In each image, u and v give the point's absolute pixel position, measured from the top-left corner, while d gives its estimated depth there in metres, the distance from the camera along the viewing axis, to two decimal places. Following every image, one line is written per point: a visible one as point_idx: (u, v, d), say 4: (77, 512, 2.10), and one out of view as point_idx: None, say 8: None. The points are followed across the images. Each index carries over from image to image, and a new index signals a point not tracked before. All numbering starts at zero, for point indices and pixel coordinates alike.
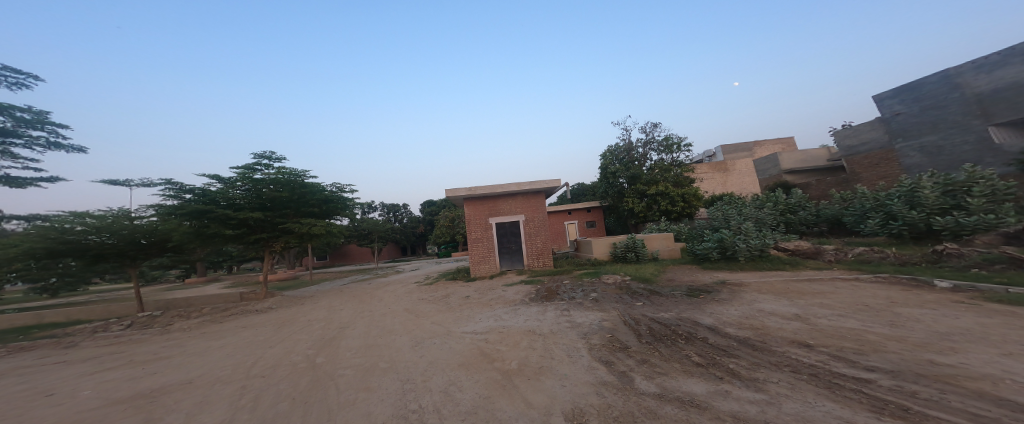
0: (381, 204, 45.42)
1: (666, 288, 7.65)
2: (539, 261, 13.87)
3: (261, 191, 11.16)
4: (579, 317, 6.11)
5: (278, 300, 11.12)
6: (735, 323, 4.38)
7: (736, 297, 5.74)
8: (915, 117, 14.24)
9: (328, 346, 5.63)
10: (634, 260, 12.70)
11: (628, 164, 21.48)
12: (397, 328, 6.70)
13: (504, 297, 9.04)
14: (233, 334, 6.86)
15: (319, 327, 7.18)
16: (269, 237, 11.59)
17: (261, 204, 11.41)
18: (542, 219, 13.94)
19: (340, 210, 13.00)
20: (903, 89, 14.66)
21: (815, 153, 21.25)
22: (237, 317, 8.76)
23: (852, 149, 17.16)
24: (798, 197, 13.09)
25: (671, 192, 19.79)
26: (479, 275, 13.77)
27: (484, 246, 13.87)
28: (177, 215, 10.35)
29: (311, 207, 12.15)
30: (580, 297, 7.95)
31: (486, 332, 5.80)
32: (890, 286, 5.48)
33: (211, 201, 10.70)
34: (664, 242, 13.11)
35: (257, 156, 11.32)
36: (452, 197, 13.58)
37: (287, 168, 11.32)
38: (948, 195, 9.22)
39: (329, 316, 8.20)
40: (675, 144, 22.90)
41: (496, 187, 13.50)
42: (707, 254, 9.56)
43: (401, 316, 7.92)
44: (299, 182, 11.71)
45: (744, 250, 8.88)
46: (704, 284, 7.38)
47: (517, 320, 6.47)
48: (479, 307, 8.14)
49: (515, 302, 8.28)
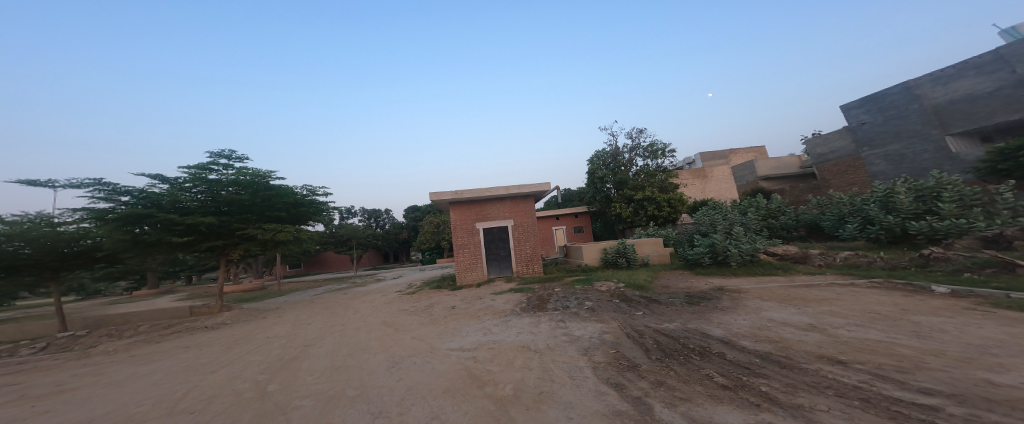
0: (360, 209, 43.70)
1: (663, 295, 7.34)
2: (527, 267, 13.37)
3: (218, 194, 10.03)
4: (577, 330, 5.63)
5: (234, 315, 9.91)
6: (750, 335, 4.02)
7: (740, 305, 5.45)
8: (879, 126, 15.04)
9: (285, 370, 4.81)
10: (625, 265, 12.45)
11: (614, 169, 21.58)
12: (372, 345, 5.94)
13: (492, 307, 8.44)
14: (171, 358, 5.87)
15: (278, 345, 6.28)
16: (226, 245, 10.44)
17: (217, 208, 10.26)
18: (531, 224, 13.48)
19: (311, 216, 11.96)
20: (869, 100, 15.47)
21: (788, 161, 22.16)
22: (181, 336, 7.71)
23: (823, 156, 17.86)
24: (778, 202, 13.37)
25: (657, 197, 19.97)
26: (465, 283, 13.08)
27: (470, 252, 13.21)
28: (112, 220, 9.06)
29: (276, 211, 11.08)
30: (574, 307, 7.48)
31: (474, 349, 5.18)
32: (891, 291, 5.36)
33: (154, 204, 9.45)
34: (653, 247, 12.99)
35: (213, 155, 10.22)
36: (436, 201, 12.84)
37: (248, 168, 10.27)
38: (920, 200, 9.52)
39: (292, 333, 7.25)
40: (659, 150, 23.29)
41: (484, 191, 12.90)
42: (699, 259, 9.44)
43: (378, 330, 7.11)
44: (263, 184, 10.67)
45: (736, 255, 8.77)
46: (701, 291, 7.12)
47: (509, 334, 5.89)
48: (465, 319, 7.48)
49: (505, 312, 7.70)
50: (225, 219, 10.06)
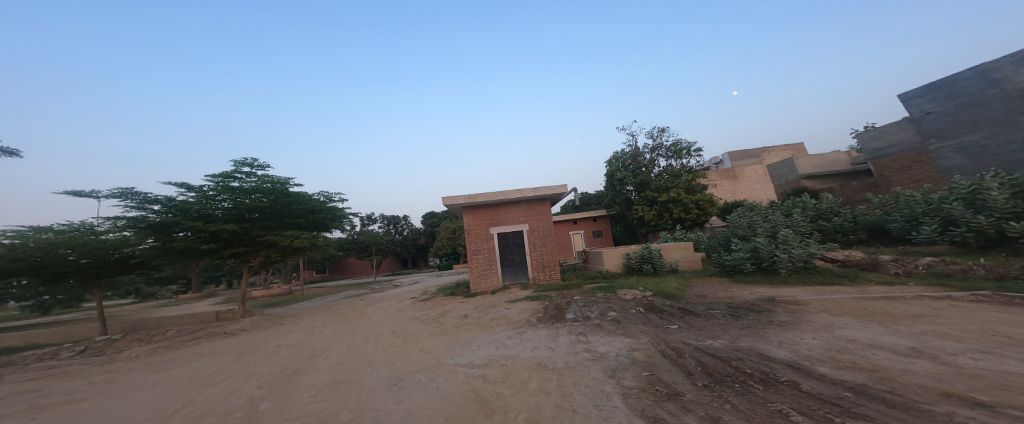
0: (380, 216, 44.78)
1: (698, 305, 6.46)
2: (545, 273, 12.68)
3: (240, 201, 10.19)
4: (601, 346, 4.92)
5: (253, 321, 9.95)
6: (825, 359, 3.19)
7: (799, 319, 4.54)
8: (949, 115, 13.15)
9: (283, 385, 4.45)
10: (651, 272, 11.47)
11: (636, 170, 20.51)
12: (377, 358, 5.51)
13: (507, 317, 7.85)
14: (181, 367, 5.73)
15: (284, 355, 5.99)
16: (248, 252, 10.61)
17: (240, 215, 10.48)
18: (548, 228, 12.82)
19: (328, 222, 12.02)
20: (933, 87, 13.64)
21: (833, 157, 20.15)
22: (199, 342, 7.69)
23: (878, 151, 15.85)
24: (830, 202, 11.90)
25: (684, 199, 18.65)
26: (480, 290, 12.57)
27: (485, 257, 12.72)
28: (143, 228, 9.37)
29: (296, 218, 11.19)
30: (597, 318, 6.74)
31: (485, 366, 4.60)
32: (1003, 307, 4.26)
33: (181, 212, 9.72)
34: (682, 252, 11.93)
35: (236, 163, 10.49)
36: (450, 205, 12.52)
37: (269, 175, 10.45)
38: (1019, 197, 7.98)
39: (301, 342, 7.00)
40: (685, 149, 21.94)
41: (498, 194, 12.42)
42: (740, 265, 8.41)
43: (387, 341, 6.71)
44: (282, 191, 10.81)
45: (785, 262, 7.63)
46: (745, 301, 6.19)
47: (524, 349, 5.27)
48: (478, 330, 6.94)
49: (520, 323, 7.08)
50: (247, 226, 10.23)
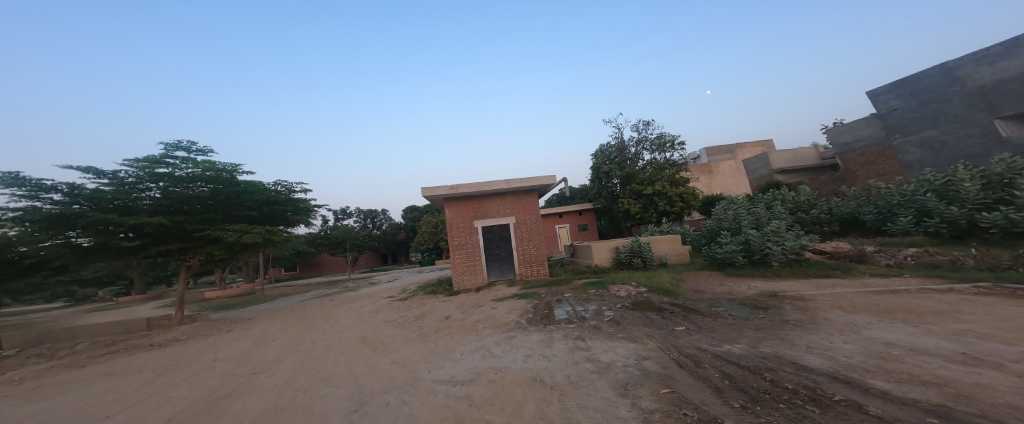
0: (356, 210, 42.54)
1: (700, 302, 6.05)
2: (531, 269, 12.07)
3: (171, 190, 8.77)
4: (604, 354, 4.31)
5: (194, 329, 8.57)
6: (875, 369, 2.71)
7: (818, 319, 4.14)
8: (912, 112, 13.81)
9: (204, 415, 3.48)
10: (641, 266, 11.18)
11: (620, 163, 20.34)
12: (337, 374, 4.61)
13: (493, 318, 7.14)
14: (75, 393, 4.55)
15: (219, 372, 4.93)
16: (185, 249, 9.15)
17: (174, 207, 9.04)
18: (535, 221, 12.18)
19: (288, 215, 10.81)
20: (900, 84, 14.22)
21: (805, 153, 20.94)
22: (118, 358, 6.35)
23: (847, 146, 16.44)
24: (807, 194, 12.12)
25: (669, 192, 18.67)
26: (463, 288, 11.77)
27: (468, 253, 11.90)
28: (41, 223, 7.74)
29: (246, 210, 9.93)
30: (593, 319, 6.17)
31: (469, 383, 3.86)
32: (1019, 300, 4.06)
33: (92, 203, 8.13)
34: (670, 245, 11.73)
35: (168, 147, 9.08)
36: (430, 197, 11.55)
37: (211, 160, 9.18)
38: (987, 189, 8.25)
39: (245, 353, 5.91)
40: (668, 143, 22.05)
41: (481, 185, 11.56)
42: (731, 258, 8.19)
43: (352, 349, 5.79)
44: (228, 179, 9.54)
45: (777, 254, 7.43)
46: (748, 297, 5.84)
47: (514, 359, 4.57)
48: (461, 335, 6.16)
49: (509, 326, 6.38)
50: (182, 218, 8.84)
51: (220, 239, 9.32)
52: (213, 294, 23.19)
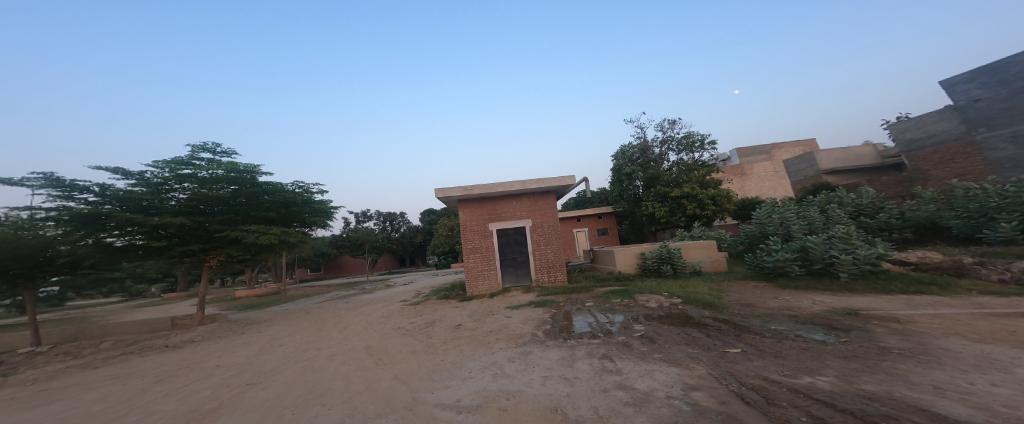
0: (376, 213, 43.49)
1: (752, 318, 5.09)
2: (549, 275, 11.31)
3: (195, 191, 8.84)
4: (641, 380, 3.52)
5: (210, 329, 8.50)
6: None
7: (929, 348, 3.16)
8: (1000, 102, 11.92)
9: None
10: (671, 274, 10.13)
11: (644, 164, 19.18)
12: (332, 391, 4.08)
13: (507, 329, 6.47)
14: (68, 398, 4.29)
15: (214, 382, 4.57)
16: (206, 250, 9.19)
17: (197, 207, 9.11)
18: (553, 224, 11.45)
19: (305, 217, 10.76)
20: (985, 71, 12.40)
21: (857, 151, 18.83)
22: (129, 359, 6.23)
23: (915, 142, 14.36)
24: (872, 197, 10.68)
25: (700, 194, 17.27)
26: (476, 293, 11.18)
27: (482, 257, 11.33)
28: (72, 222, 7.94)
29: (265, 211, 9.93)
30: (622, 333, 5.35)
31: (477, 411, 3.19)
32: None
33: (121, 203, 8.28)
34: (704, 251, 10.61)
35: (195, 148, 9.20)
36: (444, 198, 11.12)
37: (234, 161, 9.22)
38: None
39: (247, 360, 5.57)
40: (697, 142, 20.61)
41: (496, 186, 10.98)
42: (784, 267, 7.11)
43: (355, 361, 5.28)
44: (249, 180, 9.56)
45: (847, 265, 6.29)
46: (815, 315, 4.82)
47: (531, 382, 3.86)
48: (471, 348, 5.52)
49: (525, 339, 5.69)
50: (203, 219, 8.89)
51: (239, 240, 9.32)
52: (241, 293, 24.04)
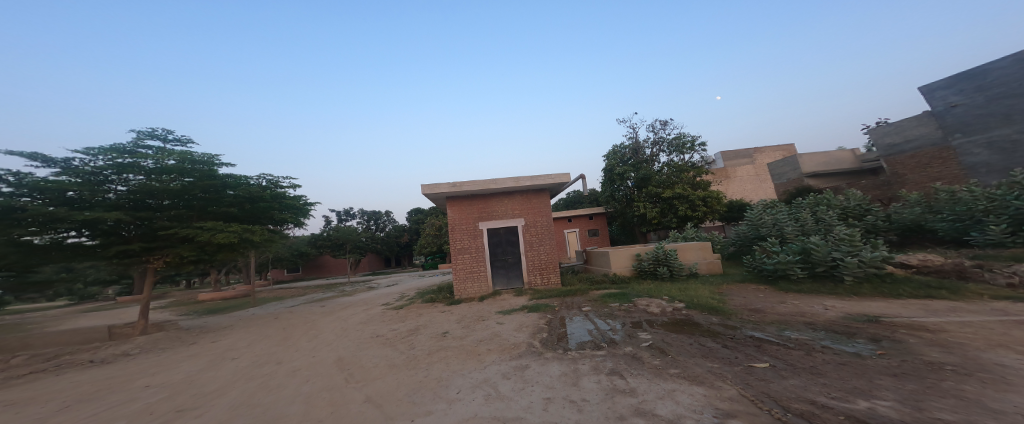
0: (359, 211, 41.82)
1: (767, 325, 4.70)
2: (542, 277, 10.79)
3: (136, 182, 7.76)
4: (659, 404, 2.98)
5: (154, 340, 7.42)
6: None
7: (983, 363, 2.78)
8: (978, 108, 12.36)
9: None
10: (667, 276, 9.81)
11: (636, 164, 19.06)
12: (286, 419, 3.35)
13: (499, 338, 5.86)
14: None
15: (138, 409, 3.72)
16: (151, 250, 8.10)
17: (141, 202, 8.04)
18: (546, 224, 10.93)
19: (273, 214, 9.86)
20: (962, 78, 12.85)
21: (838, 156, 19.34)
22: (41, 380, 5.19)
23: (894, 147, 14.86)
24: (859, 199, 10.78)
25: (691, 195, 17.24)
26: (465, 297, 10.53)
27: (472, 257, 10.68)
28: None
29: (225, 207, 9.00)
30: (627, 344, 4.83)
31: None
32: None
33: (42, 195, 7.10)
34: (700, 253, 10.37)
35: (141, 134, 8.16)
36: (430, 195, 10.39)
37: (187, 151, 8.30)
38: None
39: (187, 378, 4.79)
40: (687, 144, 20.75)
41: (487, 183, 10.35)
42: (786, 271, 6.88)
43: (321, 379, 4.53)
44: (206, 172, 8.64)
45: (853, 267, 6.06)
46: (834, 322, 4.47)
47: (530, 406, 3.26)
48: (459, 362, 4.88)
49: (519, 351, 5.10)
50: (148, 215, 7.84)
51: (192, 239, 8.29)
52: (208, 295, 22.36)
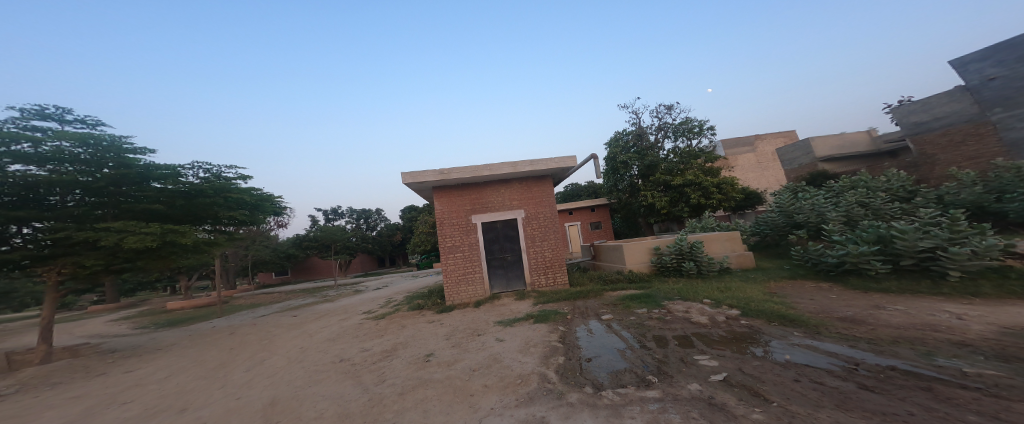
0: (347, 210, 40.01)
1: (893, 345, 3.20)
2: (547, 277, 9.26)
3: (9, 172, 6.09)
4: None
5: (51, 372, 5.73)
6: None
7: None
8: (1017, 80, 11.04)
9: None
10: (694, 273, 8.37)
11: (641, 151, 17.63)
12: None
13: (500, 368, 4.34)
14: None
15: None
16: (43, 259, 6.46)
17: (28, 198, 6.45)
18: (550, 215, 9.38)
19: (215, 211, 8.33)
20: (998, 49, 11.66)
21: (851, 138, 18.29)
22: None
23: (920, 126, 13.53)
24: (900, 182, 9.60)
25: (704, 182, 15.79)
26: (457, 302, 8.96)
27: (464, 256, 9.08)
28: None
29: (147, 203, 7.40)
30: (689, 378, 3.27)
31: None
32: None
33: None
34: (728, 245, 8.99)
35: (31, 113, 6.68)
36: (413, 184, 8.74)
37: (89, 132, 6.78)
38: None
39: None
40: (694, 129, 19.37)
41: (481, 169, 8.72)
42: (863, 266, 5.54)
43: None
44: (116, 159, 6.98)
45: (961, 260, 4.70)
46: (1002, 343, 2.97)
47: None
48: (443, 411, 3.34)
49: (530, 391, 3.58)
50: (32, 213, 6.20)
51: (96, 245, 6.56)
52: (179, 304, 20.48)
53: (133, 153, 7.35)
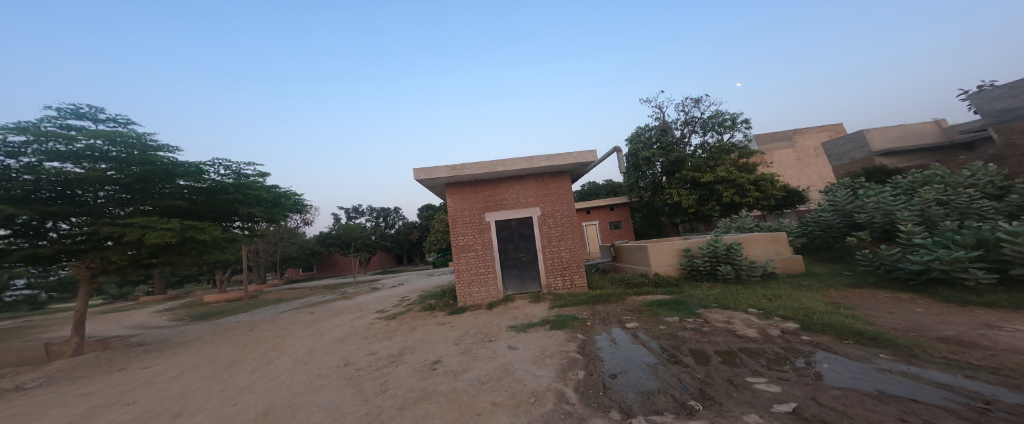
0: (368, 208, 41.03)
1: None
2: (564, 279, 8.67)
3: (42, 169, 6.30)
4: None
5: (77, 364, 5.86)
6: None
7: None
8: None
9: None
10: (731, 278, 7.50)
11: (667, 147, 16.53)
12: None
13: (512, 382, 3.84)
14: None
15: None
16: (75, 254, 6.69)
17: (63, 194, 6.70)
18: (568, 214, 8.79)
19: (237, 207, 8.44)
20: None
21: (916, 129, 16.40)
22: None
23: (1007, 112, 11.54)
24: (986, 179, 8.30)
25: (739, 178, 14.50)
26: (470, 303, 8.56)
27: (477, 256, 8.67)
28: None
29: (171, 199, 7.53)
30: (744, 407, 2.62)
31: None
32: None
33: None
34: (770, 246, 8.01)
35: (66, 112, 6.96)
36: (426, 181, 8.43)
37: (116, 130, 6.90)
38: None
39: None
40: (726, 122, 17.96)
41: (495, 165, 8.27)
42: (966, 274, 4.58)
43: None
44: (140, 155, 7.04)
45: None
46: None
47: None
48: None
49: (546, 413, 3.03)
50: (64, 209, 6.44)
51: (120, 240, 6.79)
52: (213, 297, 21.59)
53: (157, 149, 7.44)
